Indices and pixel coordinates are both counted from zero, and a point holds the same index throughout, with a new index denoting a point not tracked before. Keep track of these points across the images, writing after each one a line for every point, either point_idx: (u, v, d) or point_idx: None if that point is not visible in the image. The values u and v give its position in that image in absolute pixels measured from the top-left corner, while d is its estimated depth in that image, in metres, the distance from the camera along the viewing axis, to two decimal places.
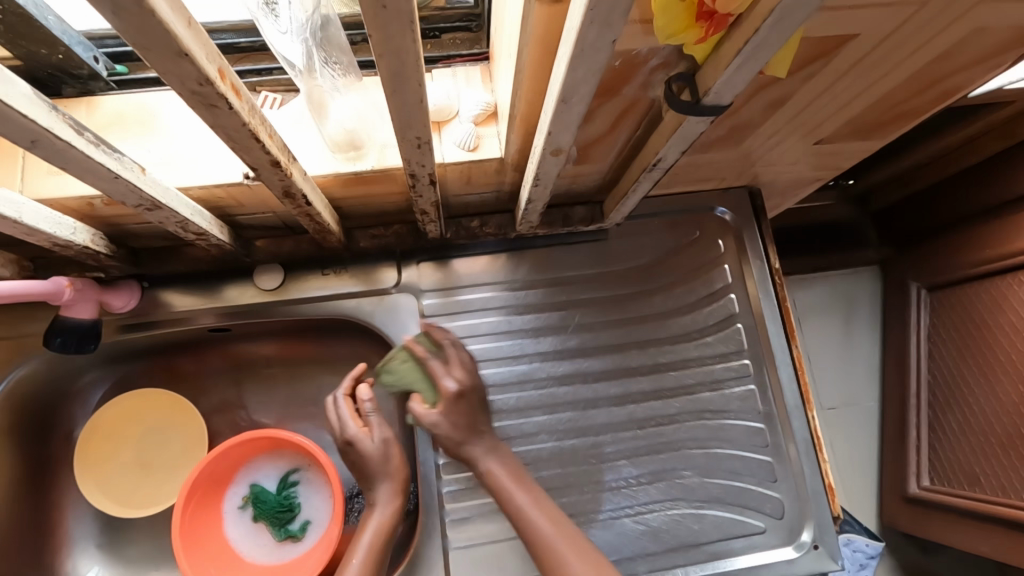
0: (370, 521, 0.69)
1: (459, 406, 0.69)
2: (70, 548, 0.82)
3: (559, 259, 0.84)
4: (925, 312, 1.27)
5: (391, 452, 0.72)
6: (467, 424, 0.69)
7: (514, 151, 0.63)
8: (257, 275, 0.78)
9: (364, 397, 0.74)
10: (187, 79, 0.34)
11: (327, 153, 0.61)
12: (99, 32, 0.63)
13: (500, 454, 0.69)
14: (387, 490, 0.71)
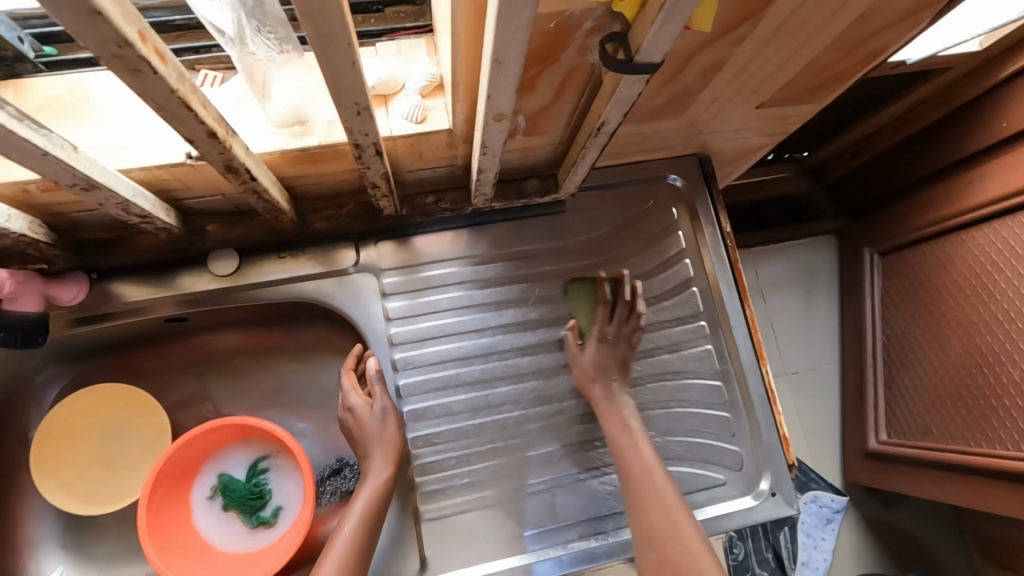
0: (365, 485, 0.71)
1: (620, 344, 0.80)
2: (33, 549, 0.80)
3: (518, 233, 0.85)
4: (878, 274, 1.32)
5: (388, 420, 0.74)
6: (613, 362, 0.79)
7: (462, 122, 0.64)
8: (210, 261, 0.76)
9: (371, 366, 0.76)
10: (106, 42, 0.33)
11: (273, 130, 0.60)
12: (22, 12, 0.59)
13: (613, 396, 0.77)
14: (380, 458, 0.72)
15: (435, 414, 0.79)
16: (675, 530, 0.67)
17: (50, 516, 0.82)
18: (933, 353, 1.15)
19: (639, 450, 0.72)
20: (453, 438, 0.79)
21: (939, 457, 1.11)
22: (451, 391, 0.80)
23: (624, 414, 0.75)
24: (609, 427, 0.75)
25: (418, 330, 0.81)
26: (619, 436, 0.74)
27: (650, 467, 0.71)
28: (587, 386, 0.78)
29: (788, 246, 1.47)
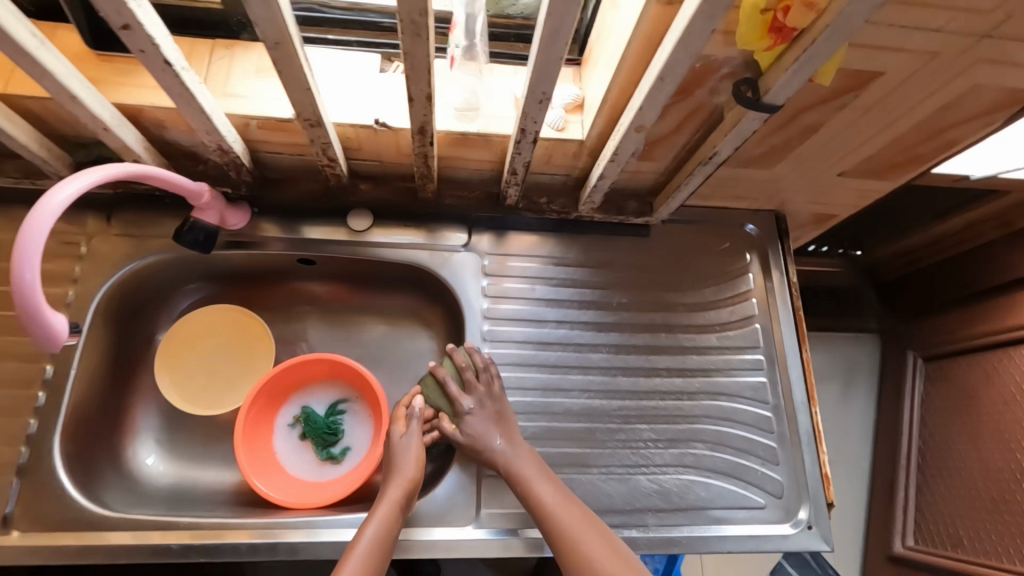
0: (379, 511, 0.73)
1: (486, 407, 0.82)
2: (136, 433, 0.89)
3: (606, 246, 0.96)
4: (920, 380, 1.36)
5: (412, 453, 0.79)
6: (495, 425, 0.80)
7: (595, 135, 0.77)
8: (350, 216, 0.90)
9: (415, 402, 0.83)
10: (413, 9, 0.47)
11: (449, 112, 0.75)
12: None
13: (514, 449, 0.79)
14: (396, 485, 0.76)
15: (511, 384, 0.87)
16: (591, 567, 0.71)
17: (153, 409, 0.92)
18: (970, 460, 1.18)
19: (543, 492, 0.76)
20: (519, 409, 0.86)
21: (968, 568, 1.11)
22: (530, 367, 0.89)
23: (524, 463, 0.78)
24: (522, 479, 0.77)
25: (507, 310, 0.91)
26: (531, 488, 0.76)
27: (553, 506, 0.75)
28: (485, 444, 0.79)
29: (831, 335, 1.53)
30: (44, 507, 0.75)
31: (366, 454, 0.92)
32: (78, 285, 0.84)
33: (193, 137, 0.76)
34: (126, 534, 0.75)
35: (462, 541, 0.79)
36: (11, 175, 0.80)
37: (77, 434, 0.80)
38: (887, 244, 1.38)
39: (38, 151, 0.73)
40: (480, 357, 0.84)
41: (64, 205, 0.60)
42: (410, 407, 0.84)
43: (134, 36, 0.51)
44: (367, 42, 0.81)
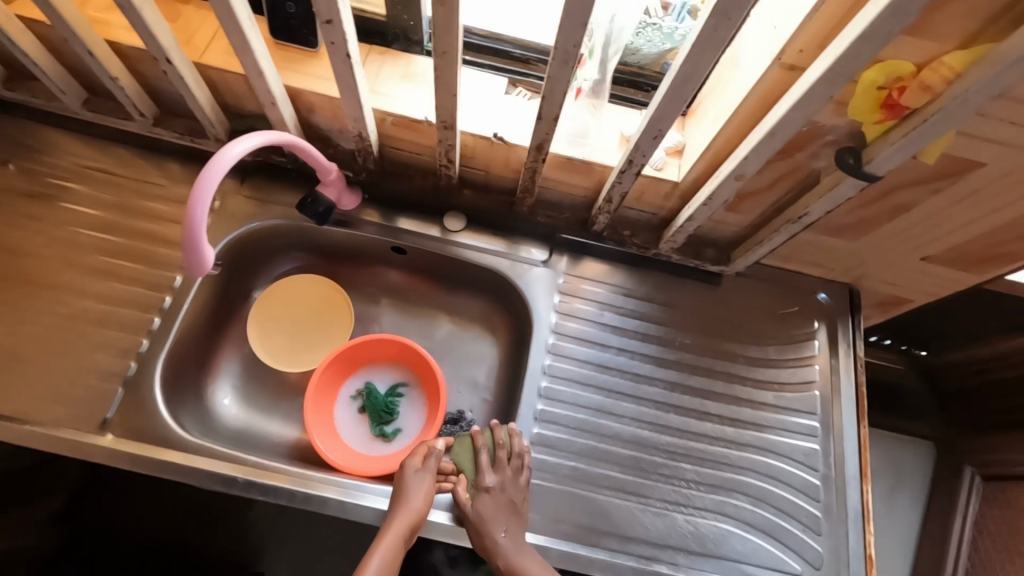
0: (382, 543, 0.71)
1: (505, 490, 0.80)
2: (219, 374, 0.98)
3: (678, 287, 1.00)
4: (976, 500, 1.26)
5: (424, 495, 0.77)
6: (507, 513, 0.78)
7: (691, 179, 0.82)
8: (446, 216, 0.98)
9: (438, 447, 0.83)
10: (569, 40, 0.55)
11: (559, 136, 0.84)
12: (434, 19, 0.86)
13: (518, 544, 0.76)
14: (403, 520, 0.73)
15: (566, 398, 0.89)
16: None
17: (236, 356, 1.00)
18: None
19: None
20: (569, 423, 0.88)
21: None
22: (587, 387, 0.91)
23: (526, 560, 0.74)
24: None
25: (574, 329, 0.95)
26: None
27: None
28: (489, 531, 0.77)
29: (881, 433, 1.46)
30: (138, 420, 0.83)
31: (415, 440, 0.97)
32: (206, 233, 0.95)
33: (335, 123, 0.88)
34: (201, 459, 0.82)
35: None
36: (177, 131, 0.93)
37: (176, 362, 0.90)
38: (957, 347, 1.31)
39: (209, 114, 0.84)
40: (516, 438, 0.84)
41: (238, 154, 0.68)
42: (432, 448, 0.83)
43: (332, 30, 0.61)
44: (496, 65, 0.91)
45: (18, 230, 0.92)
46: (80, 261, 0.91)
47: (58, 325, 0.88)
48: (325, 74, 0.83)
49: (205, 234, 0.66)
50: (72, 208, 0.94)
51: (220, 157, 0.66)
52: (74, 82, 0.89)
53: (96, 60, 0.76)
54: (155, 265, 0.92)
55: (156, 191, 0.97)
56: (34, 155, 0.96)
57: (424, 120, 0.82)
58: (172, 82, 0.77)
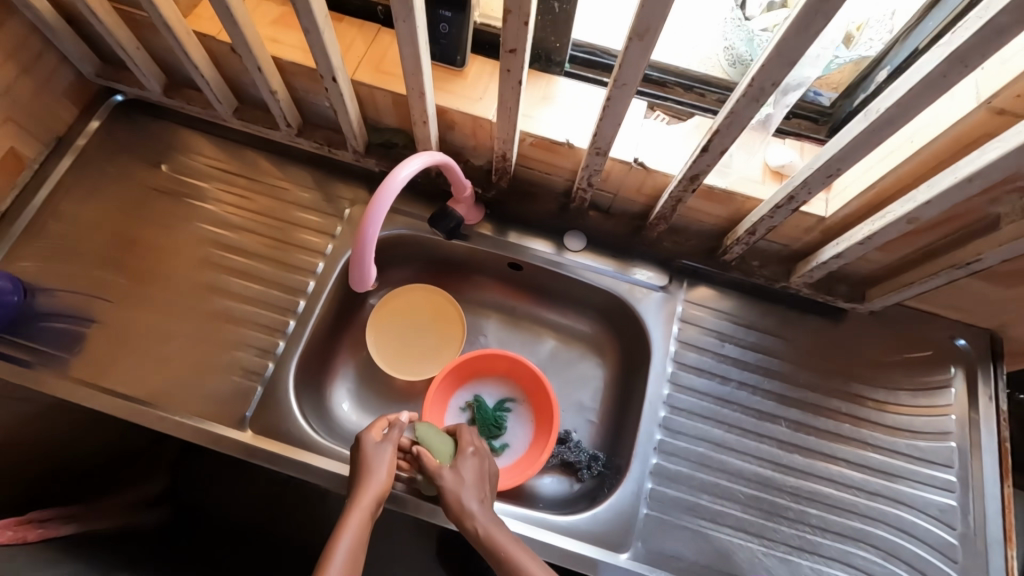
0: (349, 522, 0.69)
1: (481, 460, 0.82)
2: (335, 377, 1.00)
3: (802, 322, 0.96)
4: None
5: (387, 467, 0.76)
6: (481, 483, 0.78)
7: (842, 216, 0.78)
8: (567, 236, 0.98)
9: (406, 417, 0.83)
10: (769, 78, 0.54)
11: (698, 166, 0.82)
12: (581, 41, 0.86)
13: (490, 513, 0.75)
14: (367, 496, 0.72)
15: (686, 431, 0.88)
16: None
17: (350, 360, 1.03)
18: None
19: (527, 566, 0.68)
20: (687, 455, 0.86)
21: None
22: (709, 420, 0.89)
23: (499, 529, 0.72)
24: (496, 545, 0.71)
25: (693, 359, 0.92)
26: (511, 555, 0.69)
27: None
28: (462, 497, 0.75)
29: None
30: (273, 419, 0.86)
31: (524, 456, 0.98)
32: (336, 240, 0.98)
33: (471, 141, 0.89)
34: (330, 463, 0.84)
35: (532, 537, 0.81)
36: (317, 141, 0.96)
37: (305, 365, 0.93)
38: None
39: (355, 128, 0.87)
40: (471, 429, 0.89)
41: (406, 176, 0.68)
42: (398, 419, 0.82)
43: (514, 59, 0.62)
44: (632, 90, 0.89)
45: (168, 229, 0.98)
46: (220, 262, 0.96)
47: (200, 321, 0.92)
48: (470, 94, 0.84)
49: (373, 253, 0.67)
50: (214, 209, 0.99)
51: (391, 180, 0.66)
52: (229, 92, 0.94)
53: (263, 75, 0.80)
54: (290, 268, 0.96)
55: (290, 197, 1.01)
56: (183, 158, 1.02)
57: (565, 142, 0.82)
58: (330, 98, 0.80)
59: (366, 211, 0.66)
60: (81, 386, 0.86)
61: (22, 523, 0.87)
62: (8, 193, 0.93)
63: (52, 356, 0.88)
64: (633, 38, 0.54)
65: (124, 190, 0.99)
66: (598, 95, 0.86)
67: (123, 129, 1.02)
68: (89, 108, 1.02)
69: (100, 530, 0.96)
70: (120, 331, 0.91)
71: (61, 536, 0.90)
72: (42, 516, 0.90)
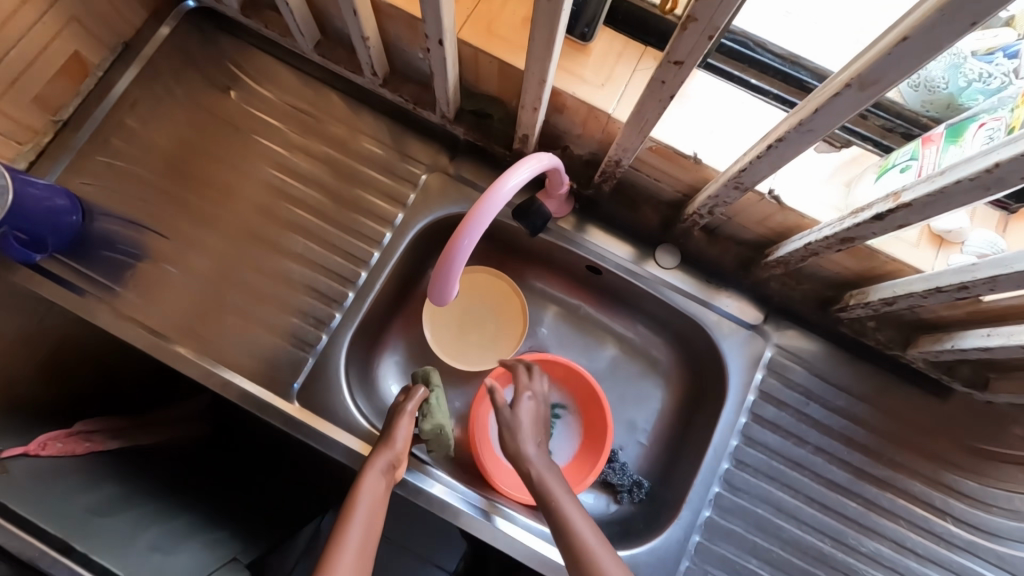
0: (367, 481, 0.72)
1: (539, 405, 0.84)
2: (385, 351, 0.96)
3: (904, 392, 0.85)
4: None
5: (405, 428, 0.78)
6: (535, 427, 0.81)
7: (1005, 304, 0.66)
8: (660, 251, 0.87)
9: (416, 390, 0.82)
10: (1021, 170, 0.41)
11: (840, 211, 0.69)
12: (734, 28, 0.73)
13: (542, 456, 0.78)
14: (384, 459, 0.75)
15: (746, 489, 0.82)
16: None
17: (402, 334, 0.98)
18: None
19: (568, 507, 0.71)
20: (742, 514, 0.81)
21: None
22: (774, 482, 0.82)
23: (552, 476, 0.75)
24: (543, 484, 0.74)
25: (770, 413, 0.84)
26: (557, 496, 0.72)
27: (576, 524, 0.69)
28: (519, 442, 0.78)
29: None
30: (322, 394, 0.83)
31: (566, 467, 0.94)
32: (407, 210, 0.89)
33: (579, 129, 0.77)
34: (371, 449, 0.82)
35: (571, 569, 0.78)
36: (403, 96, 0.86)
37: (358, 339, 0.88)
38: None
39: (451, 95, 0.76)
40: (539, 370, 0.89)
41: (513, 188, 0.60)
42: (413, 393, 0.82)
43: (676, 71, 0.49)
44: (785, 98, 0.72)
45: (233, 167, 0.90)
46: (282, 212, 0.89)
47: (257, 276, 0.87)
48: (591, 78, 0.71)
49: (460, 271, 0.61)
50: (283, 153, 0.91)
51: (497, 189, 0.59)
52: (313, 24, 0.82)
53: (357, 20, 0.68)
54: (355, 234, 0.88)
55: (363, 152, 0.91)
56: (253, 87, 0.92)
57: (692, 156, 0.70)
58: (430, 60, 0.69)
59: (465, 220, 0.59)
60: (133, 325, 0.83)
61: (69, 434, 0.86)
62: (71, 101, 0.86)
63: (108, 289, 0.85)
64: (853, 85, 0.41)
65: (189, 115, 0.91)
66: (741, 98, 0.71)
67: (194, 42, 0.92)
68: (160, 12, 0.91)
69: (143, 445, 0.96)
70: (176, 272, 0.86)
71: (105, 451, 0.90)
72: (89, 427, 0.89)
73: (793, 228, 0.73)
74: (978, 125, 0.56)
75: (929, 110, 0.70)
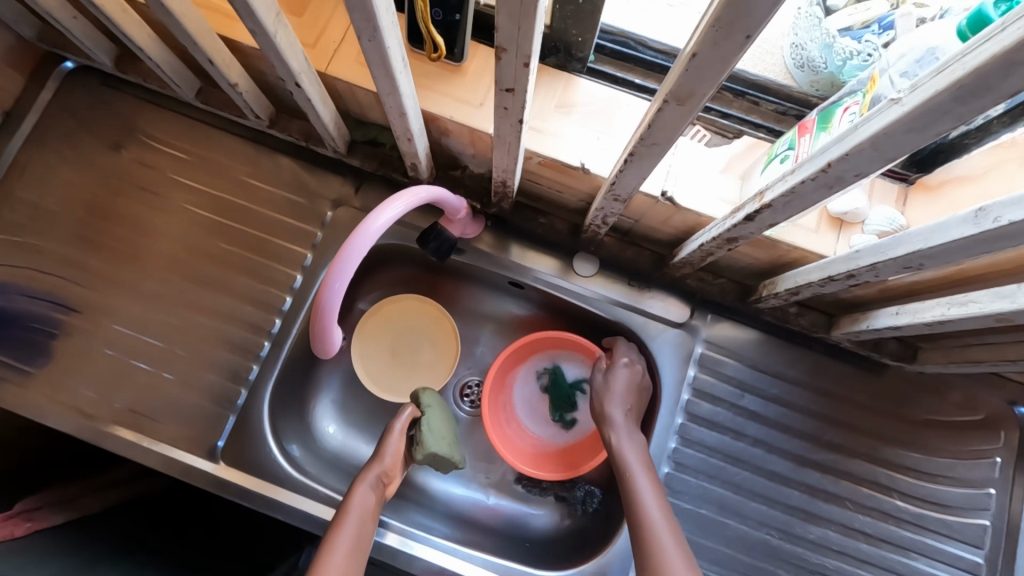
0: (356, 493, 0.72)
1: (636, 372, 0.82)
2: (318, 393, 0.94)
3: (836, 372, 0.84)
4: None
5: (396, 444, 0.79)
6: (630, 396, 0.81)
7: (910, 281, 0.65)
8: (576, 259, 0.85)
9: (403, 414, 0.82)
10: (851, 170, 0.39)
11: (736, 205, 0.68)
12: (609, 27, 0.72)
13: (626, 426, 0.79)
14: (374, 473, 0.75)
15: (689, 490, 0.81)
16: (658, 551, 0.64)
17: (335, 373, 0.96)
18: None
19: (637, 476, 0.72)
20: (686, 516, 0.80)
21: None
22: (716, 480, 0.81)
23: (629, 444, 0.76)
24: (619, 454, 0.76)
25: (706, 410, 0.83)
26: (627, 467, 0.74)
27: (641, 494, 0.70)
28: (605, 405, 0.81)
29: None
30: (248, 450, 0.81)
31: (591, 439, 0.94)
32: (317, 249, 0.87)
33: (470, 149, 0.75)
34: (305, 501, 0.80)
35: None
36: (293, 135, 0.84)
37: (283, 387, 0.86)
38: None
39: (332, 131, 0.74)
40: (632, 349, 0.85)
41: (381, 227, 0.59)
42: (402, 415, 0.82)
43: (512, 98, 0.47)
44: None
45: (133, 225, 0.88)
46: (188, 268, 0.86)
47: (169, 338, 0.84)
48: (468, 98, 0.69)
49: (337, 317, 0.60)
50: (184, 205, 0.88)
51: (366, 229, 0.58)
52: (188, 73, 0.80)
53: (216, 68, 0.66)
54: (267, 280, 0.86)
55: (265, 194, 0.88)
56: (144, 142, 0.89)
57: (580, 167, 0.68)
58: (297, 101, 0.66)
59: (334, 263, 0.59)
60: (43, 404, 0.81)
61: (8, 517, 0.82)
62: None
63: (15, 370, 0.82)
64: (671, 100, 0.39)
65: (82, 178, 0.88)
66: (624, 100, 0.69)
67: (77, 102, 0.89)
68: (37, 76, 0.88)
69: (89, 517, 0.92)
70: (84, 343, 0.84)
71: (50, 527, 0.86)
72: (29, 505, 0.86)
73: (695, 226, 0.71)
74: (843, 109, 0.54)
75: (818, 89, 0.69)
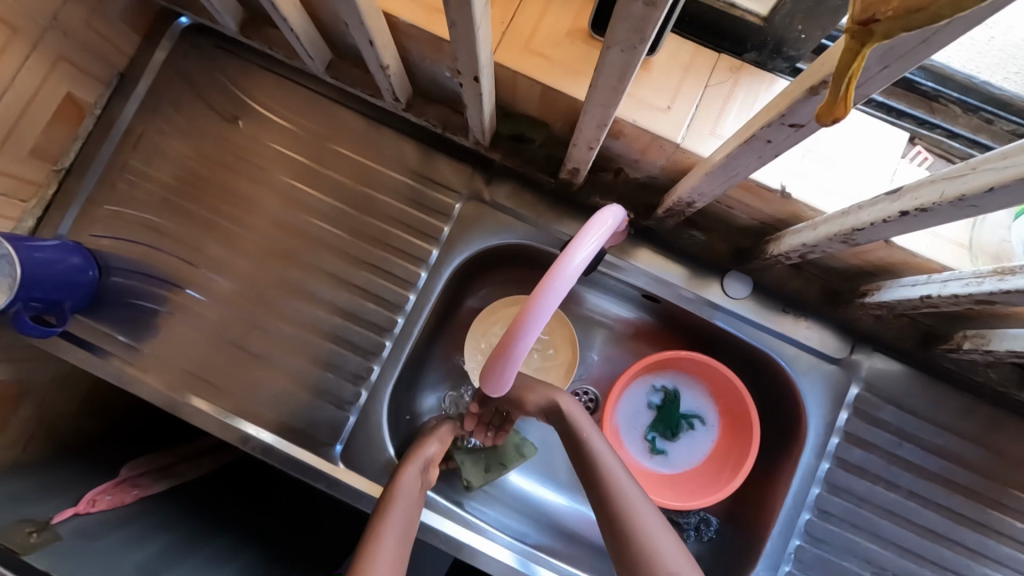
0: (405, 474, 0.68)
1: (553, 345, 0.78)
2: (427, 391, 0.90)
3: (1011, 427, 0.75)
4: None
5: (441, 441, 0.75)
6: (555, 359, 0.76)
7: None
8: (727, 280, 0.77)
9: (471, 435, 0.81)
10: None
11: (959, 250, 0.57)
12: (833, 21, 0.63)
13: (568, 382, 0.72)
14: (418, 462, 0.70)
15: (830, 539, 0.75)
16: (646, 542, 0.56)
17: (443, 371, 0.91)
18: None
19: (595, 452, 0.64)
20: (825, 566, 0.75)
21: None
22: (860, 532, 0.75)
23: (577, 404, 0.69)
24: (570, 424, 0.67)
25: (857, 456, 0.76)
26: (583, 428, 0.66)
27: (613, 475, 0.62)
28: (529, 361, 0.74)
29: None
30: (366, 452, 0.78)
31: (674, 479, 0.86)
32: (442, 245, 0.81)
33: (638, 153, 0.66)
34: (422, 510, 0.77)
35: None
36: (430, 120, 0.78)
37: (399, 387, 0.83)
38: None
39: (486, 125, 0.66)
40: None
41: (582, 264, 0.54)
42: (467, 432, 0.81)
43: (791, 133, 0.40)
44: (887, 104, 0.62)
45: (248, 204, 0.82)
46: (304, 254, 0.81)
47: (284, 326, 0.80)
48: (653, 98, 0.59)
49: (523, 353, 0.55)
50: (301, 185, 0.82)
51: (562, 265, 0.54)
52: (322, 44, 0.72)
53: (374, 50, 0.58)
54: (387, 275, 0.81)
55: (388, 180, 0.81)
56: (261, 113, 0.83)
57: (780, 190, 0.58)
58: (463, 93, 0.58)
59: (532, 297, 0.54)
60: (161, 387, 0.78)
61: (117, 484, 0.81)
62: (70, 146, 0.79)
63: (130, 347, 0.79)
64: None
65: (197, 149, 0.82)
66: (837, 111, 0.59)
67: (192, 64, 0.83)
68: (154, 33, 0.82)
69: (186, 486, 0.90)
70: (200, 327, 0.80)
71: (154, 494, 0.85)
72: (136, 471, 0.84)
73: (898, 264, 0.62)
74: None
75: None
